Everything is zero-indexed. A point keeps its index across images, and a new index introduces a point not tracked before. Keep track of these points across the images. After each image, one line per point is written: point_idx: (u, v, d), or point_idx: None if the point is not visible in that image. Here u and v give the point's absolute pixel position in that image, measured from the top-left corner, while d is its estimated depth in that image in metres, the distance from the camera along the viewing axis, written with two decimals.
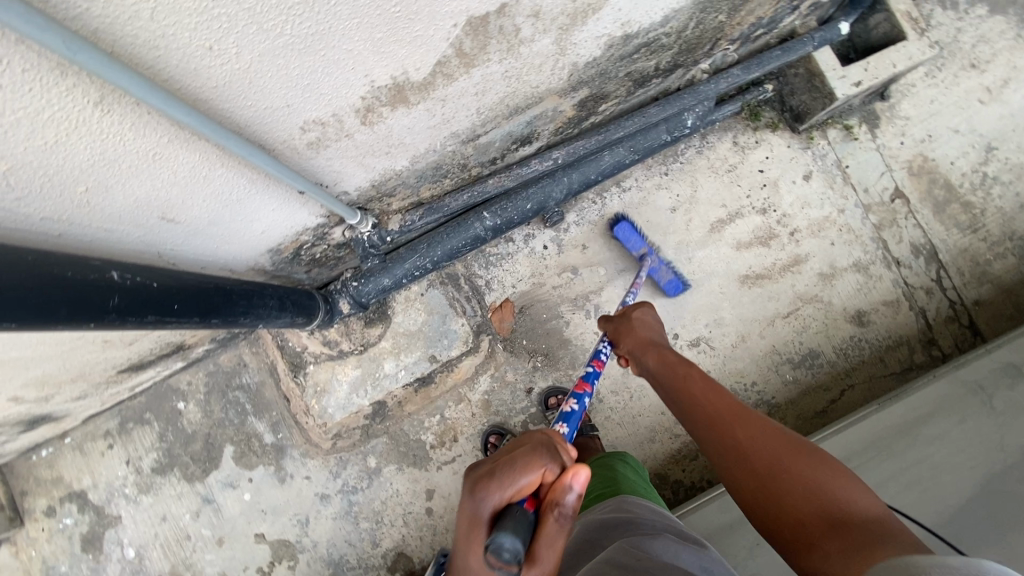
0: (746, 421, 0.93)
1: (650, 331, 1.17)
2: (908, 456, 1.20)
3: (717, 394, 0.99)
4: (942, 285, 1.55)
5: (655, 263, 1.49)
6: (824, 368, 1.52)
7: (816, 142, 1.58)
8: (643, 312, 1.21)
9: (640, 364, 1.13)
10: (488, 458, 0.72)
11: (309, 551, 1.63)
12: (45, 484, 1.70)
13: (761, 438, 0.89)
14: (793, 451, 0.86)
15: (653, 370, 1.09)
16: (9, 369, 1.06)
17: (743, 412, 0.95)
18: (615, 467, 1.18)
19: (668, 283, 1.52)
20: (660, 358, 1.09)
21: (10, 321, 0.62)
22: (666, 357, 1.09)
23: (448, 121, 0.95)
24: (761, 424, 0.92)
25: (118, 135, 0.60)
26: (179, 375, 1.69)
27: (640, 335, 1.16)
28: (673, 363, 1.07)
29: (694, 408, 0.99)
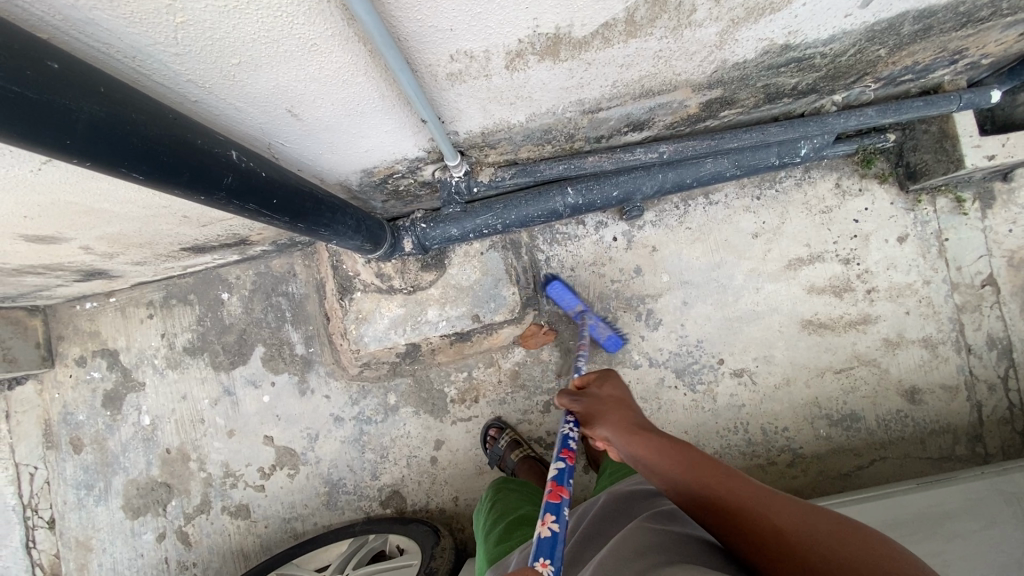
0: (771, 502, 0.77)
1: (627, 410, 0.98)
2: (925, 545, 1.15)
3: (723, 473, 0.82)
4: (1008, 384, 1.47)
5: (593, 321, 1.48)
6: (861, 434, 1.49)
7: (921, 206, 1.50)
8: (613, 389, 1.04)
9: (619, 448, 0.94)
10: None
11: (310, 465, 1.68)
12: (82, 334, 1.77)
13: (794, 520, 0.73)
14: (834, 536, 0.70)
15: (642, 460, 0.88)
16: (91, 220, 1.08)
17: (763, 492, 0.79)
18: None
19: (607, 339, 1.51)
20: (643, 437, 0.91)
21: (138, 174, 0.63)
22: (653, 439, 0.89)
23: (583, 86, 0.91)
24: (788, 506, 0.76)
25: (290, 17, 0.59)
26: (230, 268, 1.72)
27: (616, 416, 0.97)
28: (659, 445, 0.88)
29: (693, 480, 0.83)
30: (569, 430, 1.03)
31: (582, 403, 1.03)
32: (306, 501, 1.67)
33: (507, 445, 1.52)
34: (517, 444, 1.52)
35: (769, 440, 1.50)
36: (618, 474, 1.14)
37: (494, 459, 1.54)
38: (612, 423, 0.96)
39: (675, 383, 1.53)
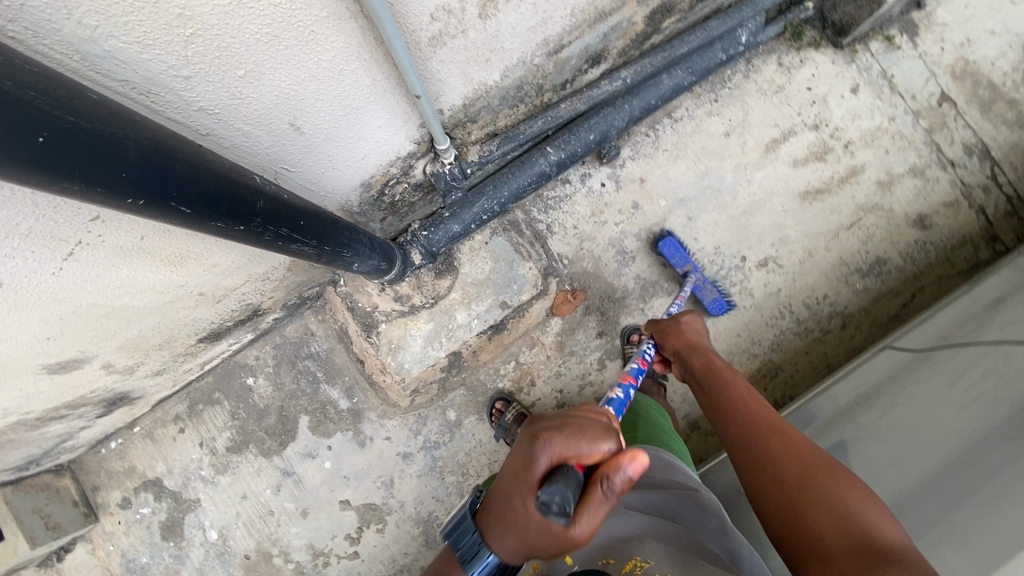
0: (786, 437, 0.99)
1: (702, 336, 1.25)
2: (991, 332, 1.21)
3: (757, 405, 1.07)
4: (997, 181, 1.59)
5: (700, 281, 1.50)
6: (893, 275, 1.55)
7: (860, 55, 1.60)
8: (692, 320, 1.29)
9: (686, 364, 1.21)
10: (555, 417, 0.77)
11: (396, 512, 1.62)
12: (117, 475, 1.64)
13: (794, 456, 0.95)
14: (826, 470, 0.91)
15: (698, 371, 1.17)
16: (112, 324, 1.04)
17: (782, 428, 1.01)
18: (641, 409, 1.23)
19: (712, 303, 1.52)
20: (712, 365, 1.16)
21: (186, 208, 0.62)
22: (716, 362, 1.17)
23: (545, 21, 0.99)
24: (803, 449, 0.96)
25: (288, 2, 0.61)
26: (246, 351, 1.66)
27: (691, 337, 1.24)
28: (716, 366, 1.16)
29: (732, 410, 1.07)
30: (648, 346, 1.27)
31: (661, 325, 1.29)
32: (405, 548, 1.61)
33: (516, 419, 1.53)
34: (523, 418, 1.52)
35: (816, 312, 1.55)
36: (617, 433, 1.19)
37: (504, 431, 1.56)
38: (683, 342, 1.22)
39: (711, 294, 1.55)
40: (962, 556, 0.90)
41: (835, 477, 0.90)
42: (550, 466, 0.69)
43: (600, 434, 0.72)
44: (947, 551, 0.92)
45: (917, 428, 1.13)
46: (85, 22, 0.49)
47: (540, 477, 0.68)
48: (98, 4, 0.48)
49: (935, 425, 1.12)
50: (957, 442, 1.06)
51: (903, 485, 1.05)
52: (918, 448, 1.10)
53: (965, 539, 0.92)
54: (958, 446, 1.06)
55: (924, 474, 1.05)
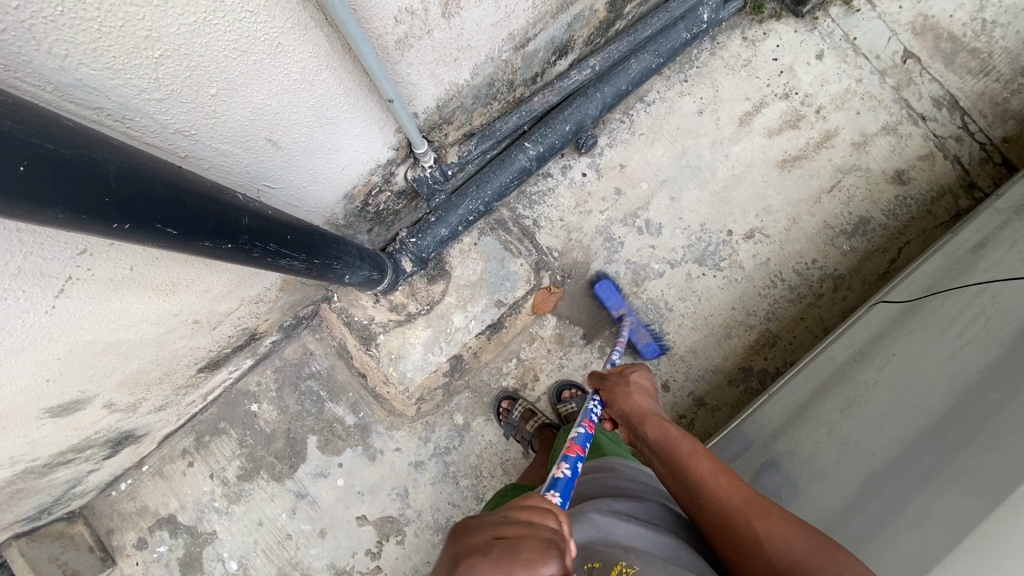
0: (767, 514, 0.81)
1: (649, 397, 1.05)
2: (976, 276, 1.23)
3: (727, 479, 0.87)
4: (970, 129, 1.61)
5: (634, 325, 1.55)
6: (878, 232, 1.57)
7: (821, 22, 1.64)
8: (639, 375, 1.10)
9: (640, 437, 0.99)
10: (483, 522, 0.55)
11: (414, 522, 1.60)
12: (130, 517, 1.62)
13: (780, 534, 0.79)
14: (820, 553, 0.75)
15: (653, 444, 0.96)
16: (110, 360, 1.04)
17: (761, 503, 0.84)
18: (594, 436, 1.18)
19: (646, 346, 1.55)
20: (669, 437, 0.95)
21: (172, 229, 0.63)
22: (670, 429, 0.96)
23: (508, 17, 1.01)
24: (781, 517, 0.81)
25: (252, 16, 0.62)
26: (248, 377, 1.66)
27: (639, 402, 1.03)
28: (674, 438, 0.95)
29: (697, 486, 0.87)
30: (593, 406, 1.06)
31: (607, 381, 1.10)
32: (427, 558, 1.58)
33: (523, 416, 1.53)
34: (531, 413, 1.52)
35: (807, 277, 1.56)
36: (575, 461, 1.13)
37: (513, 429, 1.56)
38: (634, 410, 1.01)
39: (702, 271, 1.57)
40: (958, 506, 0.89)
41: (837, 557, 0.74)
42: None
43: (538, 555, 0.51)
44: (948, 496, 0.91)
45: (913, 380, 1.14)
46: (55, 52, 0.50)
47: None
48: (67, 33, 0.49)
49: (925, 379, 1.13)
50: (933, 405, 1.07)
51: (876, 459, 1.07)
52: (908, 407, 1.10)
53: (964, 481, 0.91)
54: (945, 403, 1.06)
55: (896, 443, 1.06)
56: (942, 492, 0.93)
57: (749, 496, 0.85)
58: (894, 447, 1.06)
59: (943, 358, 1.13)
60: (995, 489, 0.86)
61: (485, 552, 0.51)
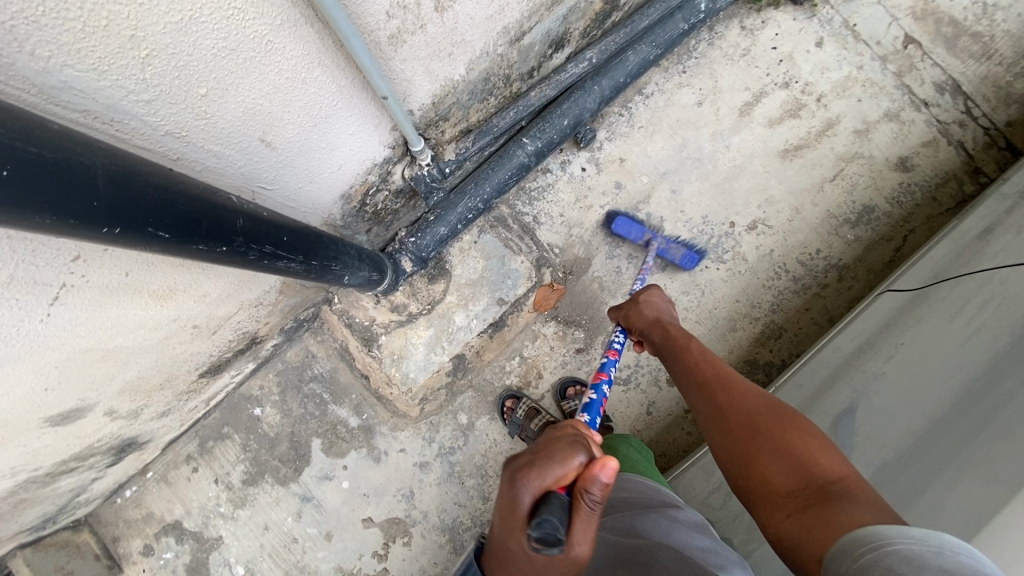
0: (736, 388, 0.93)
1: (663, 308, 1.18)
2: (982, 262, 1.22)
3: (711, 363, 0.99)
4: (973, 114, 1.59)
5: (663, 243, 1.50)
6: (883, 220, 1.55)
7: (820, 9, 1.62)
8: (652, 293, 1.21)
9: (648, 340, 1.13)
10: (520, 451, 0.71)
11: (420, 523, 1.59)
12: (136, 524, 1.61)
13: (742, 402, 0.90)
14: (769, 415, 0.86)
15: (658, 344, 1.09)
16: (109, 368, 1.03)
17: (732, 380, 0.94)
18: (616, 448, 1.17)
19: (684, 259, 1.51)
20: (667, 335, 1.08)
21: (164, 233, 0.61)
22: (670, 328, 1.10)
23: (502, 10, 1.00)
24: (746, 391, 0.92)
25: (240, 12, 0.61)
26: (251, 382, 1.65)
27: (646, 310, 1.17)
28: (673, 337, 1.07)
29: (686, 372, 1.00)
30: (618, 335, 1.21)
31: (623, 309, 1.21)
32: (434, 559, 1.57)
33: (527, 414, 1.52)
34: (535, 412, 1.51)
35: (811, 268, 1.55)
36: None
37: (518, 428, 1.54)
38: (641, 318, 1.16)
39: (705, 264, 1.55)
40: (968, 495, 0.88)
41: (782, 418, 0.85)
42: (536, 503, 0.64)
43: (569, 451, 0.67)
44: (960, 487, 0.90)
45: (921, 370, 1.13)
46: (38, 53, 0.48)
47: (528, 519, 0.63)
48: (48, 34, 0.48)
49: (933, 368, 1.11)
50: (945, 396, 1.05)
51: (886, 450, 1.06)
52: (918, 396, 1.09)
53: (976, 473, 0.90)
54: (956, 392, 1.05)
55: (908, 435, 1.05)
56: (956, 483, 0.92)
57: (726, 376, 0.95)
58: (905, 437, 1.05)
59: (954, 347, 1.12)
60: (1005, 477, 0.85)
61: (532, 462, 0.66)
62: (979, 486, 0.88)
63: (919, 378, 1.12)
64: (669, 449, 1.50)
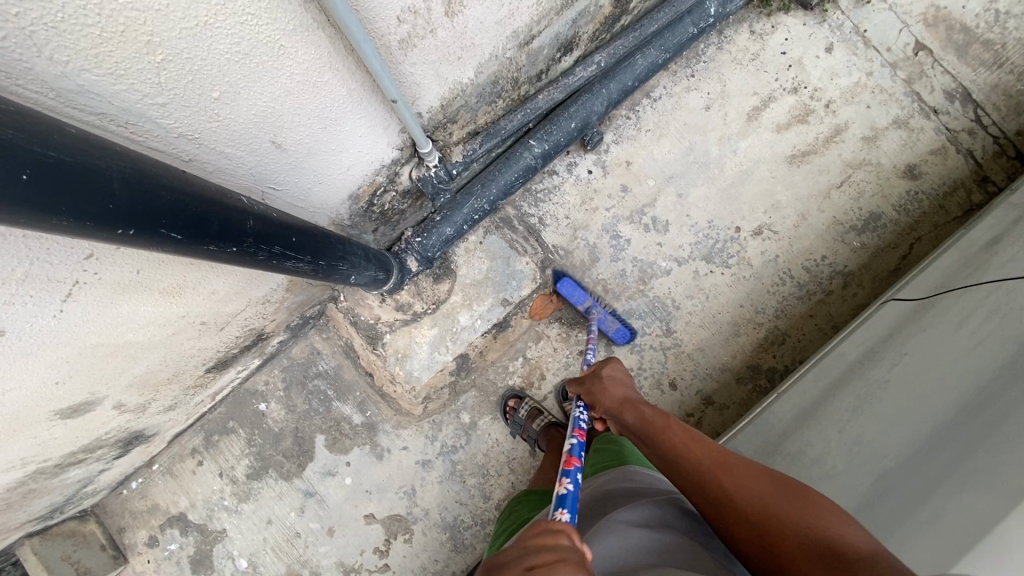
0: (732, 467, 0.89)
1: (626, 384, 1.14)
2: (989, 273, 1.22)
3: (698, 443, 0.95)
4: (983, 123, 1.59)
5: (601, 315, 1.49)
6: (889, 228, 1.55)
7: (830, 14, 1.62)
8: (613, 367, 1.18)
9: (619, 422, 1.07)
10: (515, 560, 0.58)
11: (422, 521, 1.60)
12: (141, 515, 1.63)
13: (745, 484, 0.86)
14: (779, 495, 0.83)
15: (634, 427, 1.04)
16: (118, 362, 1.04)
17: (727, 458, 0.91)
18: (621, 441, 1.16)
19: (615, 333, 1.51)
20: (642, 416, 1.03)
21: (176, 234, 0.62)
22: (643, 408, 1.05)
23: (512, 15, 1.00)
24: (744, 470, 0.89)
25: (254, 18, 0.62)
26: (256, 377, 1.66)
27: (612, 390, 1.11)
28: (648, 417, 1.03)
29: (673, 457, 0.95)
30: (579, 412, 1.13)
31: (586, 385, 1.16)
32: (434, 556, 1.58)
33: (529, 415, 1.53)
34: (537, 412, 1.52)
35: (816, 274, 1.55)
36: (596, 466, 1.11)
37: (519, 428, 1.55)
38: (608, 398, 1.10)
39: (710, 268, 1.56)
40: (969, 504, 0.86)
41: (792, 495, 0.83)
42: None
43: None
44: (961, 495, 0.90)
45: (926, 380, 1.13)
46: (57, 58, 0.49)
47: None
48: (67, 39, 0.49)
49: (937, 378, 1.11)
50: (948, 407, 1.05)
51: (888, 459, 1.06)
52: (922, 406, 1.09)
53: (977, 481, 0.89)
54: (959, 403, 1.05)
55: (911, 444, 1.05)
56: (956, 493, 0.91)
57: (720, 456, 0.92)
58: (907, 446, 1.05)
59: (959, 359, 1.11)
60: (1004, 481, 0.85)
61: None
62: (980, 494, 0.87)
63: (923, 389, 1.12)
64: None
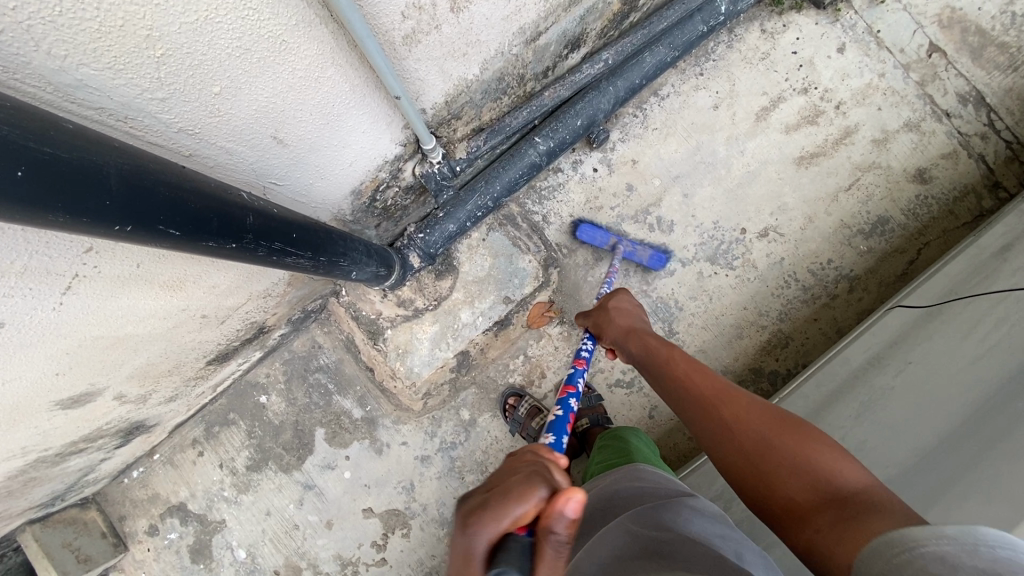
0: (735, 401, 0.90)
1: (633, 316, 1.17)
2: (997, 284, 1.20)
3: (702, 377, 0.96)
4: (995, 127, 1.56)
5: (630, 245, 1.52)
6: (897, 232, 1.53)
7: (843, 14, 1.59)
8: (620, 299, 1.21)
9: (623, 351, 1.12)
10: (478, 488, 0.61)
11: (420, 516, 1.61)
12: (141, 504, 1.64)
13: (749, 418, 0.87)
14: (781, 429, 0.84)
15: (636, 355, 1.08)
16: (119, 354, 1.04)
17: (732, 394, 0.92)
18: (627, 439, 1.17)
19: (651, 259, 1.52)
20: (647, 347, 1.06)
21: (174, 230, 0.62)
22: (649, 341, 1.07)
23: (518, 11, 0.99)
24: (747, 403, 0.90)
25: (256, 13, 0.61)
26: (257, 369, 1.66)
27: (621, 321, 1.15)
28: (653, 348, 1.05)
29: (677, 388, 0.97)
30: (586, 343, 1.21)
31: (593, 317, 1.21)
32: (432, 551, 1.59)
33: (528, 414, 1.53)
34: (536, 411, 1.52)
35: (821, 278, 1.53)
36: (604, 465, 1.11)
37: (518, 426, 1.56)
38: (615, 329, 1.14)
39: (714, 270, 1.54)
40: (972, 517, 0.85)
41: (791, 429, 0.83)
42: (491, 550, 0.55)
43: (526, 485, 0.57)
44: (962, 506, 0.88)
45: (930, 390, 1.12)
46: (54, 53, 0.48)
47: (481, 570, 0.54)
48: (65, 34, 0.48)
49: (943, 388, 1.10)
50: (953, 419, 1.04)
51: (889, 467, 1.05)
52: (926, 416, 1.08)
53: (976, 492, 0.89)
54: (964, 415, 1.04)
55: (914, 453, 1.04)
56: (960, 503, 0.90)
57: (723, 389, 0.93)
58: (910, 456, 1.04)
59: (964, 371, 1.10)
60: (1016, 498, 0.82)
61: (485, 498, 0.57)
62: (983, 503, 0.86)
63: (927, 399, 1.11)
64: (669, 454, 1.50)
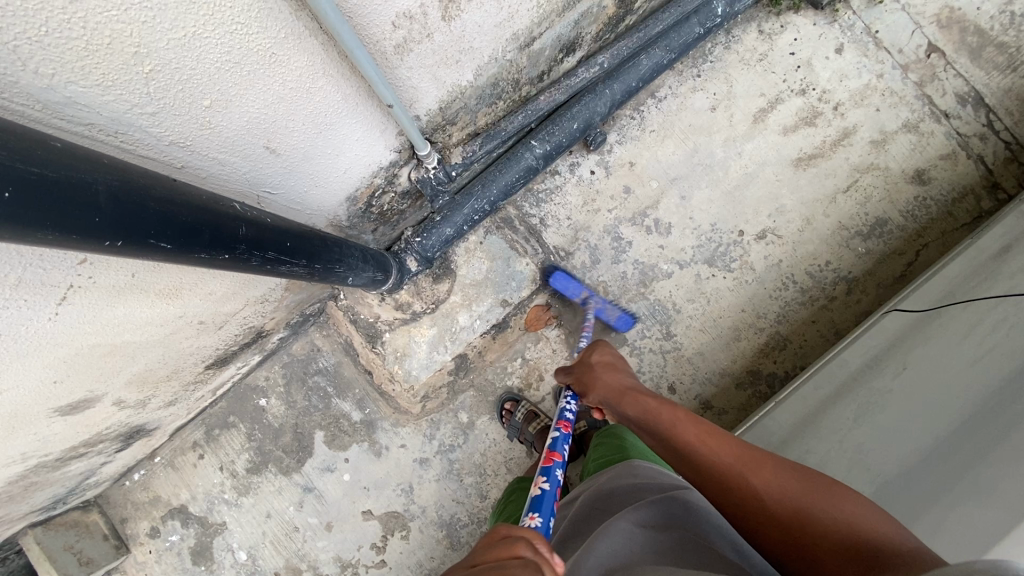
0: (755, 463, 0.87)
1: (620, 371, 1.13)
2: (995, 287, 1.20)
3: (714, 440, 0.92)
4: (994, 128, 1.55)
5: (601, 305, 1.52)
6: (896, 234, 1.52)
7: (841, 14, 1.58)
8: (602, 355, 1.18)
9: (621, 413, 1.06)
10: None
11: (419, 518, 1.61)
12: (143, 506, 1.65)
13: (774, 481, 0.84)
14: (810, 491, 0.82)
15: (634, 418, 1.03)
16: (116, 361, 1.05)
17: (750, 454, 0.89)
18: (623, 435, 1.17)
19: (619, 321, 1.54)
20: (648, 408, 1.01)
21: (165, 244, 0.62)
22: (645, 401, 1.03)
23: (512, 17, 0.99)
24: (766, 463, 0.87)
25: (244, 27, 0.61)
26: (256, 373, 1.67)
27: (609, 379, 1.11)
28: (652, 408, 1.01)
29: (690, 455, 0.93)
30: (568, 403, 1.16)
31: (578, 376, 1.17)
32: (431, 553, 1.60)
33: (526, 418, 1.52)
34: (534, 415, 1.51)
35: (819, 281, 1.53)
36: (602, 462, 1.11)
37: (516, 431, 1.54)
38: (606, 389, 1.09)
39: (712, 272, 1.54)
40: (970, 518, 0.85)
41: (819, 488, 0.82)
42: None
43: None
44: (960, 509, 0.88)
45: (927, 393, 1.12)
46: (41, 71, 0.49)
47: None
48: (53, 53, 0.49)
49: (941, 392, 1.10)
50: (949, 423, 1.04)
51: (885, 469, 1.05)
52: (923, 418, 1.08)
53: (974, 496, 0.88)
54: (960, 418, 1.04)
55: (910, 455, 1.04)
56: (958, 505, 0.89)
57: (740, 452, 0.90)
58: (907, 459, 1.04)
59: (960, 373, 1.10)
60: (1014, 504, 0.81)
61: None
62: (981, 508, 0.86)
63: (924, 402, 1.11)
64: None
